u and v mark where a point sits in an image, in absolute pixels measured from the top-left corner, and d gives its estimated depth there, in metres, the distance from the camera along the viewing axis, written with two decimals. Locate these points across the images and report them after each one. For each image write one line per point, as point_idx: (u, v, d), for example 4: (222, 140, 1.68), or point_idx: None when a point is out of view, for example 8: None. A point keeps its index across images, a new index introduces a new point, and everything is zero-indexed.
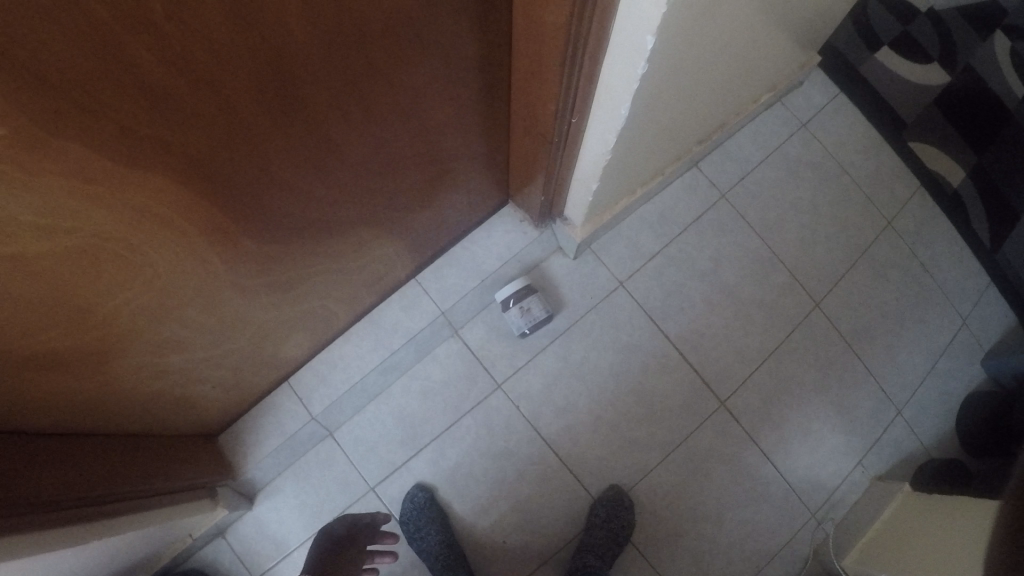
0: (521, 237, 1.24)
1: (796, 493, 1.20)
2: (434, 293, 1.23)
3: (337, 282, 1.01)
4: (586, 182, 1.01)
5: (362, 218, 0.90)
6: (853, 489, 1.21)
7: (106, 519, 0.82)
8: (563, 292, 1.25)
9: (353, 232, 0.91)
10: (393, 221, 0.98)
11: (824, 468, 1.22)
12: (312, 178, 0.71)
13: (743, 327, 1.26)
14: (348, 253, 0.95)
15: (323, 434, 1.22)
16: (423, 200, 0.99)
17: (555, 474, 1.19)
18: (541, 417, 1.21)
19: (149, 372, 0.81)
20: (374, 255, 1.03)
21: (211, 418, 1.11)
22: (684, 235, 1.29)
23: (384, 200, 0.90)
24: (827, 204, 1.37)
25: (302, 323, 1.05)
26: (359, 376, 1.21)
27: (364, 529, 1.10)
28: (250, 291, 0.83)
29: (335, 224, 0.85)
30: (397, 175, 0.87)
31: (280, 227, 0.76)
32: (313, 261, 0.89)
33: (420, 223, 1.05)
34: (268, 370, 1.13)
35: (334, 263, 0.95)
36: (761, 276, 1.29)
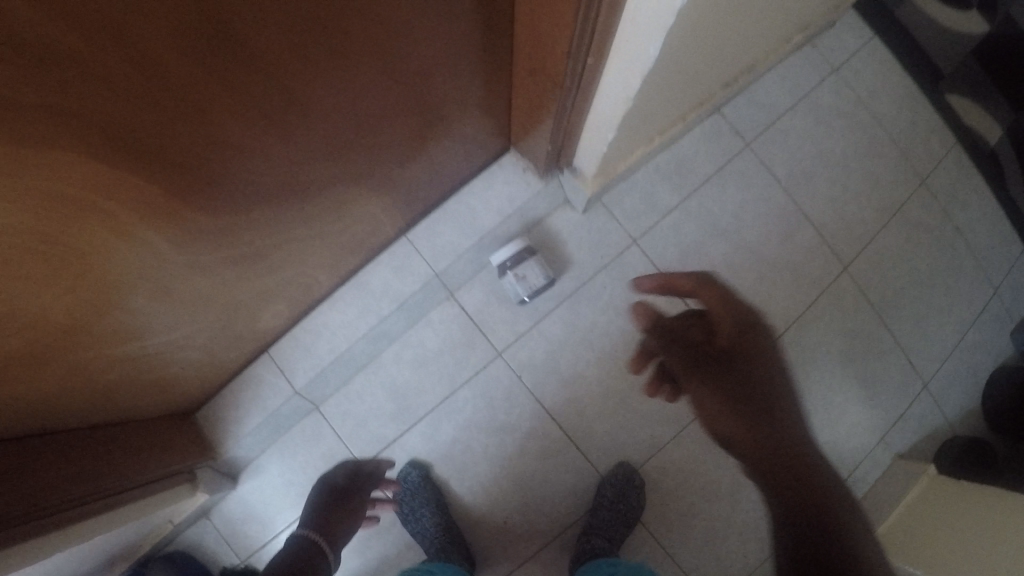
0: (523, 189, 1.06)
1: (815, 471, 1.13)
2: (426, 251, 1.07)
3: (314, 247, 0.88)
4: (601, 133, 0.87)
5: (338, 178, 0.77)
6: (875, 467, 1.19)
7: (74, 525, 0.74)
8: (571, 250, 1.11)
9: (326, 192, 0.78)
10: (375, 178, 0.84)
11: (848, 446, 1.19)
12: (269, 135, 0.58)
13: (766, 292, 1.15)
14: (324, 216, 0.82)
15: (308, 407, 1.14)
16: (409, 153, 0.85)
17: (559, 451, 1.10)
18: (546, 389, 1.11)
19: (103, 364, 0.70)
20: (354, 218, 0.90)
21: (182, 395, 1.01)
22: (703, 189, 1.13)
23: (364, 156, 0.77)
24: (862, 157, 1.25)
25: (278, 292, 0.93)
26: (345, 346, 1.09)
27: (367, 482, 1.09)
28: (208, 267, 0.71)
29: (303, 185, 0.72)
30: (377, 127, 0.73)
31: (234, 192, 0.63)
32: (282, 227, 0.77)
33: (407, 180, 0.92)
34: (242, 344, 1.03)
35: (308, 229, 0.82)
36: (787, 237, 1.16)
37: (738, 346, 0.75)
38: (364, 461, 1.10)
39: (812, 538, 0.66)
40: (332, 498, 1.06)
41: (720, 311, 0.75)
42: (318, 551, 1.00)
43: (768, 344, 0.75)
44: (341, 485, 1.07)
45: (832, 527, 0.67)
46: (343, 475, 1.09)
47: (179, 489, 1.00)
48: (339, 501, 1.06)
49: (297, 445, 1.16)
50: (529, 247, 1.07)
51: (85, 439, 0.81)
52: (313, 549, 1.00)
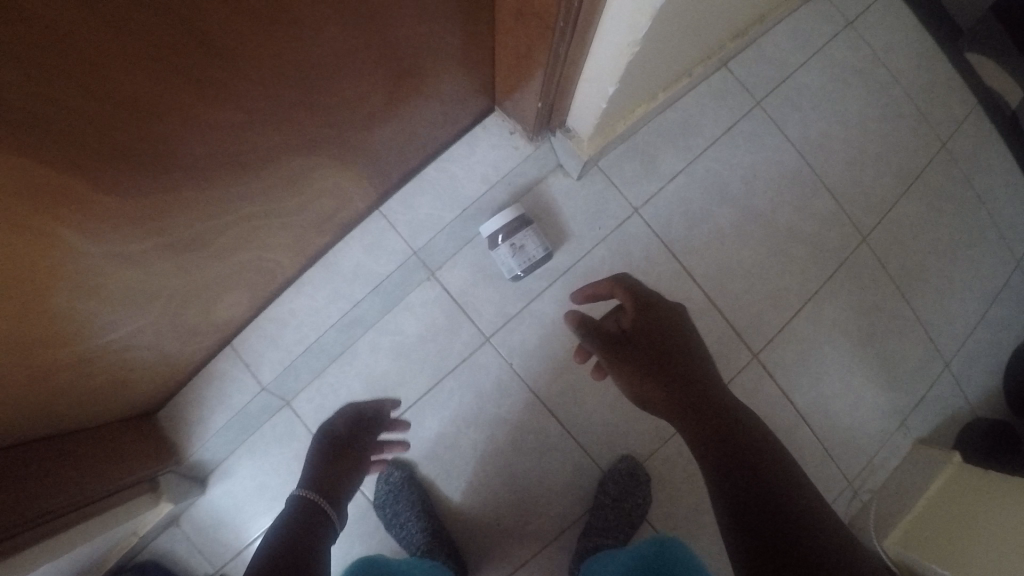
0: (510, 153, 0.94)
1: (831, 460, 1.09)
2: (403, 228, 0.95)
3: (271, 228, 0.76)
4: (599, 85, 0.73)
5: (290, 146, 0.64)
6: (894, 454, 1.11)
7: (9, 559, 0.64)
8: (566, 220, 0.97)
9: (280, 166, 0.66)
10: (337, 148, 0.72)
11: (864, 431, 1.10)
12: (190, 94, 0.46)
13: (783, 266, 1.02)
14: (278, 194, 0.70)
15: (280, 404, 1.04)
16: (375, 117, 0.73)
17: (556, 444, 1.00)
18: (540, 378, 0.99)
19: (26, 376, 0.58)
20: (316, 193, 0.77)
21: (129, 398, 0.89)
22: (711, 150, 0.99)
23: (320, 120, 0.64)
24: (881, 117, 1.13)
25: (236, 279, 0.81)
26: (315, 336, 0.97)
27: (374, 428, 0.88)
28: (138, 257, 0.59)
29: (248, 157, 0.60)
30: (332, 84, 0.60)
31: (156, 168, 0.50)
32: (227, 208, 0.64)
33: (376, 147, 0.79)
34: (199, 339, 0.91)
35: (260, 209, 0.70)
36: (804, 205, 1.03)
37: (646, 321, 0.71)
38: (365, 405, 0.91)
39: (740, 475, 0.54)
40: (332, 450, 0.83)
41: (627, 292, 0.73)
42: (327, 510, 0.75)
43: (673, 314, 0.71)
44: (342, 436, 0.85)
45: (761, 459, 0.55)
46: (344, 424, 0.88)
47: (134, 504, 0.89)
48: (342, 451, 0.83)
49: (268, 445, 1.05)
50: (526, 215, 0.93)
51: (20, 458, 0.70)
52: (321, 507, 0.74)
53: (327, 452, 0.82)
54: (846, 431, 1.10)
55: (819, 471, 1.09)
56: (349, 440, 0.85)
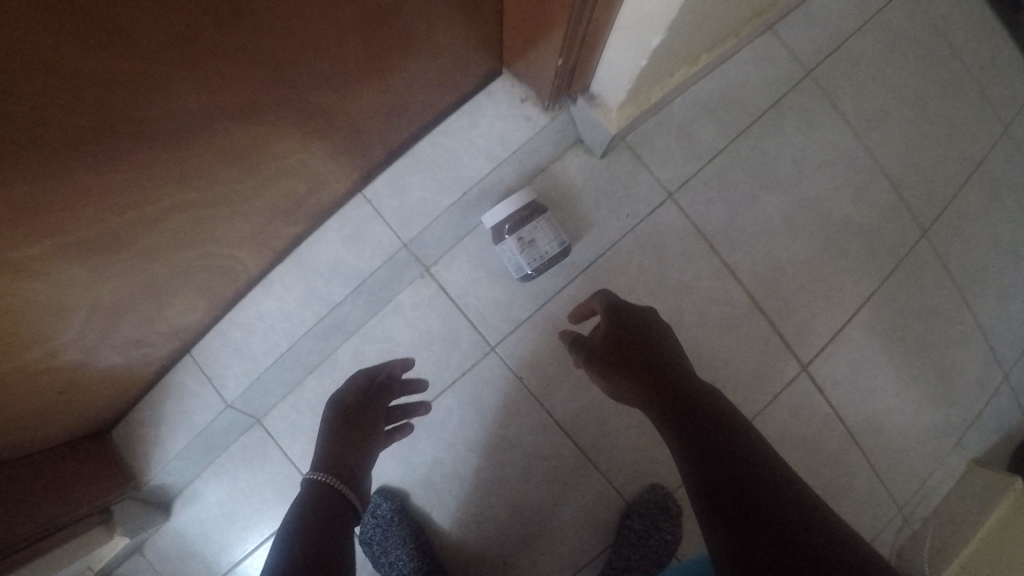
0: (521, 125, 0.78)
1: (882, 485, 0.94)
2: (392, 217, 0.79)
3: (217, 216, 0.60)
4: (630, 43, 0.57)
5: (231, 112, 0.49)
6: (947, 476, 0.96)
7: None
8: (586, 207, 0.82)
9: (212, 135, 0.50)
10: (293, 113, 0.56)
11: (918, 452, 0.96)
12: (28, 20, 0.29)
13: (836, 263, 0.88)
14: (216, 173, 0.54)
15: (249, 423, 0.90)
16: (341, 74, 0.56)
17: (571, 472, 0.84)
18: (554, 395, 0.84)
19: None
20: (272, 173, 0.62)
21: (64, 427, 0.74)
22: (755, 127, 0.84)
23: (270, 76, 0.49)
24: (943, 91, 0.97)
25: (185, 279, 0.67)
26: (287, 345, 0.82)
27: (389, 393, 0.75)
28: (40, 257, 0.45)
29: (159, 123, 0.44)
30: (281, 25, 0.45)
31: (2, 143, 0.34)
32: (139, 192, 0.48)
33: (348, 116, 0.63)
34: (142, 350, 0.75)
35: (192, 193, 0.54)
36: (860, 192, 0.89)
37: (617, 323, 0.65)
38: (376, 367, 0.77)
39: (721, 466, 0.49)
40: (344, 423, 0.70)
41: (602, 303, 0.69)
42: (346, 497, 0.63)
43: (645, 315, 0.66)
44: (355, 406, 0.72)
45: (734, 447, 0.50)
46: (354, 392, 0.74)
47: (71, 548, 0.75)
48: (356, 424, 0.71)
49: (237, 469, 0.91)
50: (536, 203, 0.78)
51: None
52: (340, 496, 0.62)
53: (339, 428, 0.70)
54: (906, 454, 0.95)
55: (876, 502, 0.94)
56: (361, 409, 0.73)
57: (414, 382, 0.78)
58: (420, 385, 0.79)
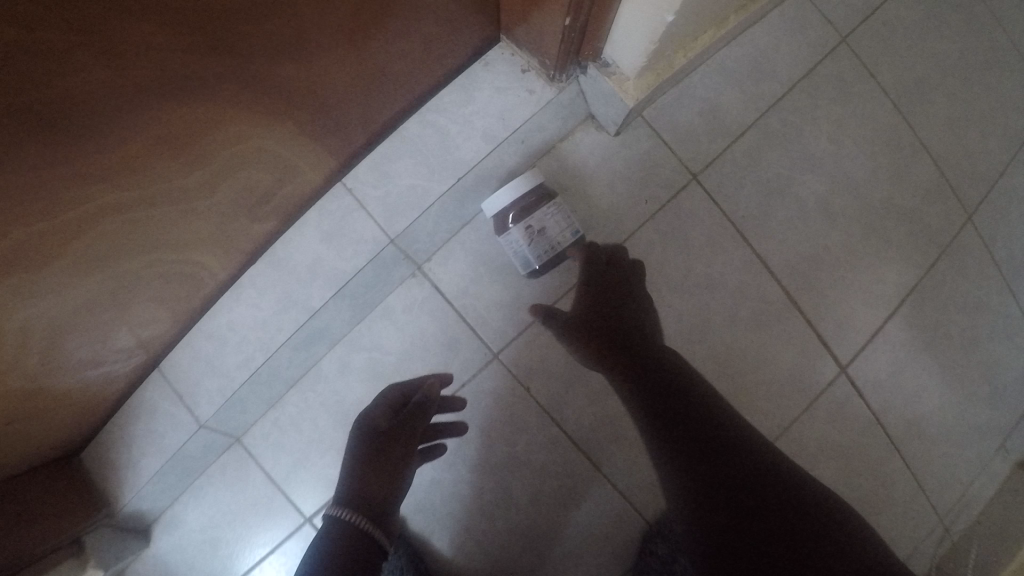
0: (523, 101, 0.70)
1: (924, 494, 0.84)
2: (378, 209, 0.71)
3: (159, 217, 0.51)
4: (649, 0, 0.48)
5: (177, 89, 0.41)
6: (990, 480, 0.86)
7: None
8: (598, 193, 0.73)
9: (139, 119, 0.41)
10: (238, 90, 0.46)
11: (960, 456, 0.85)
12: None
13: (876, 251, 0.79)
14: (148, 165, 0.45)
15: (227, 442, 0.80)
16: (293, 41, 0.47)
17: (585, 492, 0.75)
18: (567, 407, 0.74)
19: None
20: (223, 165, 0.52)
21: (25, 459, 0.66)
22: (787, 99, 0.75)
23: (220, 44, 0.41)
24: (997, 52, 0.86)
25: (141, 285, 0.58)
26: (262, 358, 0.74)
27: (426, 415, 0.68)
28: None
29: (45, 104, 0.34)
30: None
31: None
32: (44, 196, 0.39)
33: (311, 96, 0.54)
34: (99, 369, 0.67)
35: (118, 192, 0.45)
36: (900, 171, 0.80)
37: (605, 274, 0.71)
38: (408, 385, 0.70)
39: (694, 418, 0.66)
40: (372, 453, 0.66)
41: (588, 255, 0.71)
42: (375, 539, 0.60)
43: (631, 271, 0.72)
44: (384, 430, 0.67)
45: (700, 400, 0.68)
46: (384, 413, 0.68)
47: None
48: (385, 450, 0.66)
49: (219, 492, 0.81)
50: (544, 188, 0.69)
51: None
52: (368, 538, 0.60)
53: (366, 457, 0.65)
54: (953, 462, 0.85)
55: (918, 516, 0.84)
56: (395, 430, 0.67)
57: (453, 402, 0.71)
58: (459, 404, 0.72)
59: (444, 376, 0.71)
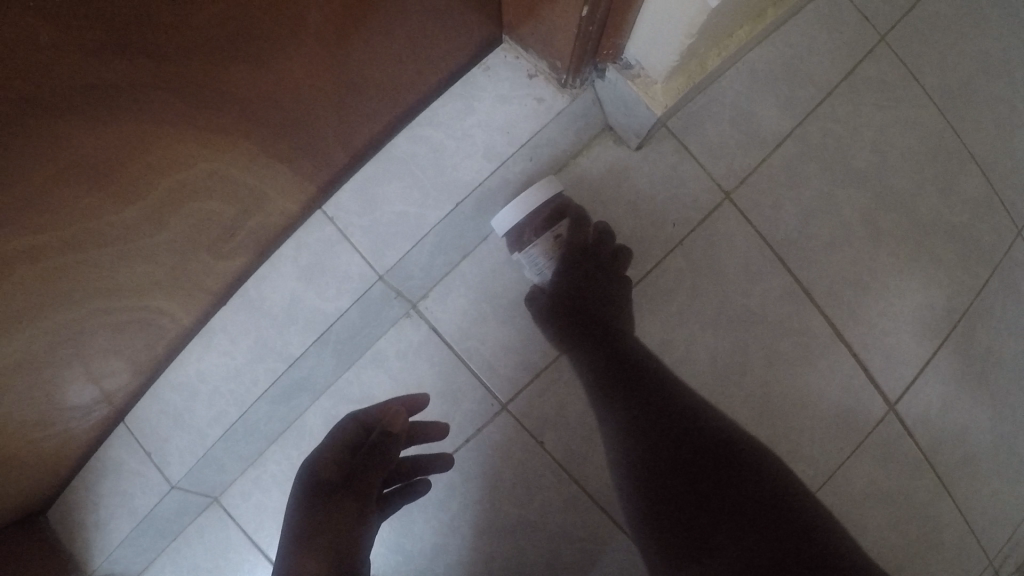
0: (529, 113, 0.62)
1: (975, 536, 0.72)
2: (365, 239, 0.63)
3: (95, 259, 0.43)
4: None
5: (113, 116, 0.35)
6: None
7: None
8: (617, 215, 0.64)
9: (71, 153, 0.35)
10: (176, 102, 0.38)
11: (1014, 495, 0.74)
12: None
13: (926, 273, 0.70)
14: (70, 199, 0.37)
15: (204, 502, 0.68)
16: (241, 44, 0.39)
17: (604, 553, 0.65)
18: (587, 462, 0.65)
19: None
20: (167, 196, 0.44)
21: None
22: (823, 105, 0.68)
23: (162, 62, 0.35)
24: None
25: (89, 333, 0.50)
26: (237, 413, 0.65)
27: (390, 453, 0.54)
28: None
29: None
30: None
31: None
32: None
33: (274, 111, 0.46)
34: (53, 430, 0.58)
35: (48, 234, 0.38)
36: (949, 181, 0.71)
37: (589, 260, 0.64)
38: (370, 415, 0.57)
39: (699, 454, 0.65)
40: (319, 509, 0.53)
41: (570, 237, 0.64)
42: None
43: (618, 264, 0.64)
44: (338, 479, 0.54)
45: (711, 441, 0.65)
46: (336, 456, 0.56)
47: None
48: (334, 507, 0.53)
49: (195, 560, 0.69)
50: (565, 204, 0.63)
51: None
52: None
53: (311, 525, 0.52)
54: (1010, 505, 0.74)
55: (970, 569, 0.72)
56: (349, 478, 0.54)
57: (434, 427, 0.60)
58: (439, 430, 0.61)
59: (413, 401, 0.59)
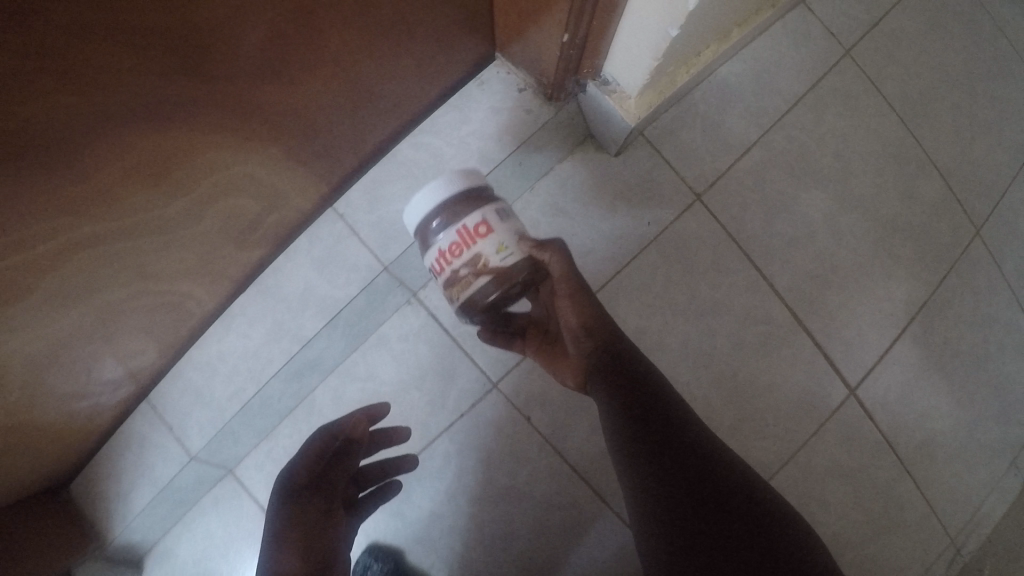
0: (520, 120, 0.69)
1: (935, 516, 0.78)
2: (371, 232, 0.70)
3: (145, 248, 0.50)
4: (652, 20, 0.46)
5: (183, 129, 0.43)
6: (1003, 501, 0.81)
7: None
8: (599, 213, 0.70)
9: (152, 158, 0.43)
10: (212, 110, 0.44)
11: (969, 475, 0.80)
12: None
13: (884, 271, 0.76)
14: (120, 196, 0.43)
15: (220, 474, 0.75)
16: (279, 69, 0.45)
17: (588, 521, 0.71)
18: (570, 438, 0.71)
19: None
20: (212, 195, 0.51)
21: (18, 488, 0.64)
22: (790, 115, 0.74)
23: (220, 85, 0.42)
24: (1010, 62, 0.82)
25: (128, 315, 0.57)
26: (254, 389, 0.71)
27: (352, 459, 0.62)
28: None
29: (81, 151, 0.37)
30: (222, 28, 0.38)
31: None
32: (74, 226, 0.42)
33: (299, 123, 0.53)
34: (90, 402, 0.65)
35: (128, 223, 0.46)
36: (908, 186, 0.77)
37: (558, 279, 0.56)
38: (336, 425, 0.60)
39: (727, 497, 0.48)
40: (296, 515, 0.56)
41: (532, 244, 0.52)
42: None
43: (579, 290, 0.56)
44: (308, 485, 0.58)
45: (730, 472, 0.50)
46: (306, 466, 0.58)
47: None
48: (306, 508, 0.57)
49: (209, 527, 0.75)
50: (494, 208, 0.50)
51: None
52: None
53: (288, 525, 0.55)
54: (966, 484, 0.80)
55: (931, 547, 0.78)
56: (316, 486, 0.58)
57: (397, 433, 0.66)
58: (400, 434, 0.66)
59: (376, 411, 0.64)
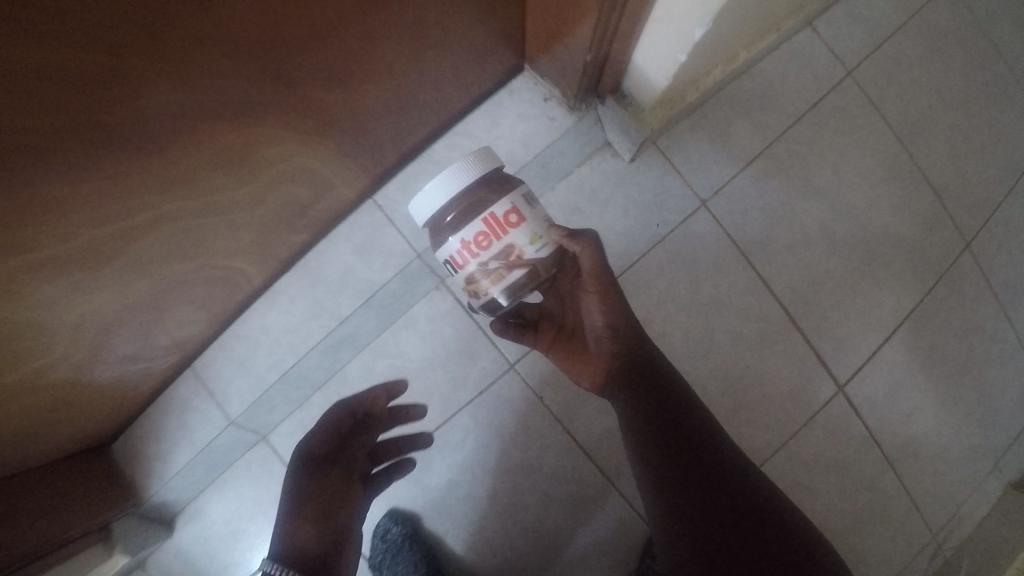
0: (545, 126, 0.75)
1: (916, 510, 0.84)
2: (404, 222, 0.77)
3: (213, 228, 0.57)
4: (667, 45, 0.52)
5: (259, 127, 0.50)
6: (983, 501, 0.86)
7: None
8: (613, 214, 0.77)
9: (233, 151, 0.50)
10: (284, 111, 0.51)
11: (949, 473, 0.85)
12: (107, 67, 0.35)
13: (876, 278, 0.82)
14: (205, 182, 0.51)
15: (254, 439, 0.82)
16: (340, 77, 0.53)
17: (590, 495, 0.78)
18: (577, 418, 0.78)
19: None
20: (274, 183, 0.59)
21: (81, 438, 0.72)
22: (793, 130, 0.80)
23: (292, 91, 0.49)
24: (1006, 87, 0.88)
25: (189, 287, 0.64)
26: (294, 360, 0.79)
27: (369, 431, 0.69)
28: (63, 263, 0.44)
29: (183, 143, 0.45)
30: (300, 45, 0.46)
31: (90, 161, 0.39)
32: (164, 205, 0.49)
33: (351, 123, 0.59)
34: (148, 365, 0.72)
35: (206, 204, 0.54)
36: (903, 200, 0.83)
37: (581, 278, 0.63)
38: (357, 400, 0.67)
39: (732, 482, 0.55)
40: (316, 483, 0.63)
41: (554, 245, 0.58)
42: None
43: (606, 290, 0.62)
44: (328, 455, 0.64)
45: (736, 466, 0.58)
46: (325, 438, 0.65)
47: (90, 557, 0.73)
48: (327, 476, 0.64)
49: (243, 487, 0.82)
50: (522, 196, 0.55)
51: None
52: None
53: (310, 491, 0.62)
54: (947, 482, 0.85)
55: (911, 539, 0.83)
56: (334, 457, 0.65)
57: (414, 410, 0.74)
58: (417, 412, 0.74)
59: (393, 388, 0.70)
